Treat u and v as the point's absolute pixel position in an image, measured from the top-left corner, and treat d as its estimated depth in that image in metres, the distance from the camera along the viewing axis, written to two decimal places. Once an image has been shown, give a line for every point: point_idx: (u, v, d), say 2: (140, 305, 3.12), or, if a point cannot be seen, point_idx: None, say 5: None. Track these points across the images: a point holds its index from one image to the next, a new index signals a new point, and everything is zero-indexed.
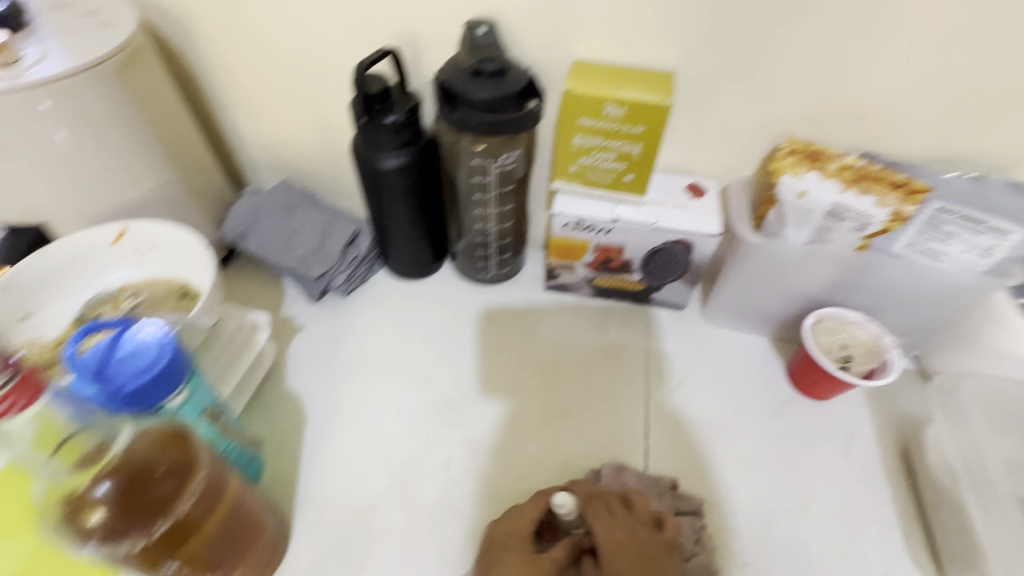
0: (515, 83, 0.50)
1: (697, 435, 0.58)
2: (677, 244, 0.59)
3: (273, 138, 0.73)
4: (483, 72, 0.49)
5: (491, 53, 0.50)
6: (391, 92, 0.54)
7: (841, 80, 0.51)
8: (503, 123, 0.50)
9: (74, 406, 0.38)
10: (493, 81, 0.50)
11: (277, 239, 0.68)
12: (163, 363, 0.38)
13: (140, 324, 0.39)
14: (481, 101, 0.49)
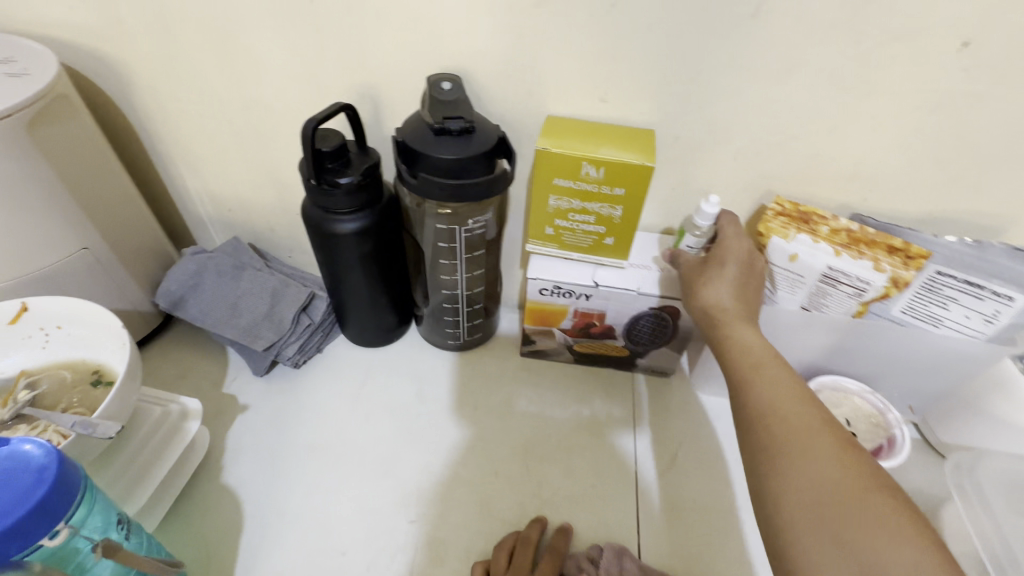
0: (484, 143, 0.46)
1: (693, 523, 0.52)
2: (664, 310, 0.54)
3: (221, 193, 0.67)
4: (448, 131, 0.45)
5: (457, 111, 0.45)
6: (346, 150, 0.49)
7: (829, 140, 0.48)
8: (471, 188, 0.46)
9: None
10: (459, 141, 0.45)
11: (222, 306, 0.61)
12: (40, 496, 0.30)
13: (18, 443, 0.31)
14: (446, 163, 0.45)
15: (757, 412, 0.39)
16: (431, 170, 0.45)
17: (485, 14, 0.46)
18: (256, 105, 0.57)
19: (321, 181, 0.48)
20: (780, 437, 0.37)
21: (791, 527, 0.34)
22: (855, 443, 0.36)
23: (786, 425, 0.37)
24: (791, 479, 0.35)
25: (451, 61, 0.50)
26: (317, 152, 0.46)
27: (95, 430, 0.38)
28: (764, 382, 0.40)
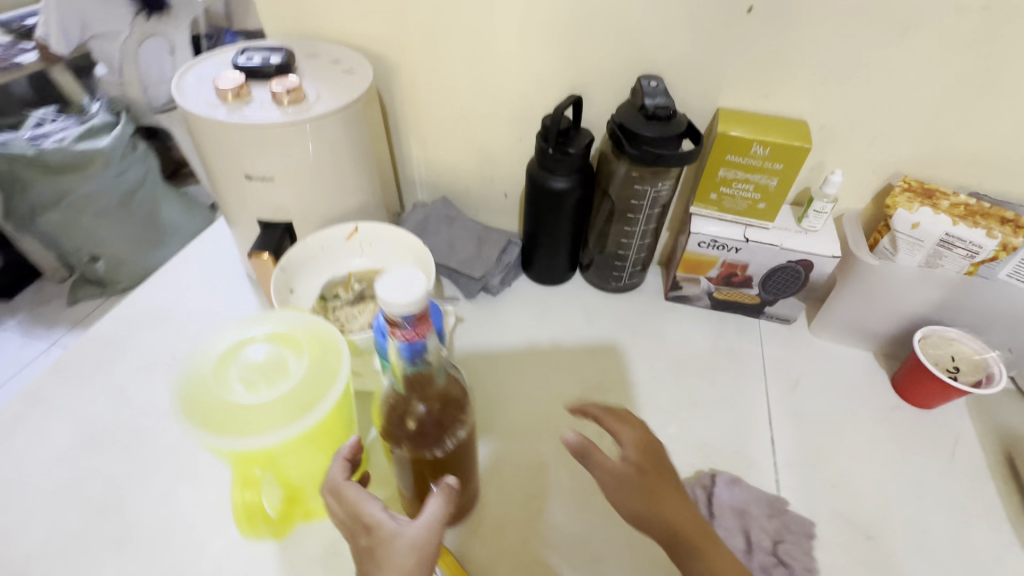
0: (681, 126, 0.62)
1: (816, 428, 0.66)
2: (799, 264, 0.69)
3: (437, 162, 0.88)
4: (653, 117, 0.62)
5: (661, 101, 0.62)
6: (570, 130, 0.66)
7: (956, 132, 0.61)
8: (670, 157, 0.62)
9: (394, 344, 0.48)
10: (664, 123, 0.62)
11: (443, 245, 0.82)
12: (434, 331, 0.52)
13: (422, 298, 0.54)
14: (654, 137, 0.61)
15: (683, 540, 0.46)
16: (641, 143, 0.62)
17: (687, 32, 0.63)
18: (486, 95, 0.77)
19: (554, 150, 0.66)
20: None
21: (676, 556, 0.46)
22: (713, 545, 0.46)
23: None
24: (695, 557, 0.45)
25: (652, 65, 0.67)
26: (557, 129, 0.65)
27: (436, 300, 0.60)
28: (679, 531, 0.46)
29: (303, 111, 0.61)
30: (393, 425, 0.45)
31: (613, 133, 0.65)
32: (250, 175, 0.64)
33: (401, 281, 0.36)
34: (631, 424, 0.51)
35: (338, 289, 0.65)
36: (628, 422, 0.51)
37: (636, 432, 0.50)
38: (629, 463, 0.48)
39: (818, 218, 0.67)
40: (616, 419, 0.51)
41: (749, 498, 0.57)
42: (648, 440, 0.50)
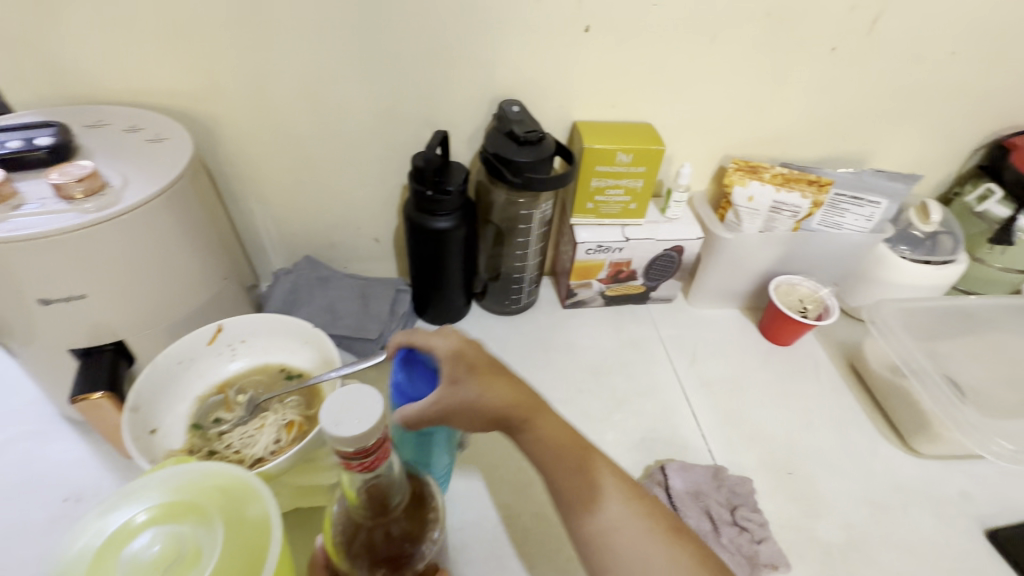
0: (553, 146, 0.63)
1: (722, 390, 0.74)
2: (672, 250, 0.76)
3: (289, 220, 0.77)
4: (525, 143, 0.62)
5: (528, 126, 0.62)
6: (445, 168, 0.63)
7: (762, 116, 0.72)
8: (551, 179, 0.63)
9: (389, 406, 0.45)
10: (537, 147, 0.62)
11: (323, 312, 0.72)
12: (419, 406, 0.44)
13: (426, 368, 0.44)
14: (533, 162, 0.61)
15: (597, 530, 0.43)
16: (522, 170, 0.62)
17: (533, 54, 0.64)
18: (334, 140, 0.69)
19: (433, 191, 0.63)
20: (616, 546, 0.42)
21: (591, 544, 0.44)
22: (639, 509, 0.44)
23: (621, 537, 0.43)
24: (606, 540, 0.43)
25: (505, 89, 0.66)
26: (432, 169, 0.61)
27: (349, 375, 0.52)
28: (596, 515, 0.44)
29: (109, 204, 0.47)
30: (355, 550, 0.37)
31: (489, 164, 0.64)
32: (49, 298, 0.48)
33: (345, 410, 0.29)
34: (489, 375, 0.45)
35: (217, 411, 0.53)
36: (483, 375, 0.44)
37: (476, 385, 0.44)
38: (492, 411, 0.44)
39: (679, 206, 0.75)
40: (464, 358, 0.44)
41: (698, 478, 0.61)
42: (489, 369, 0.45)
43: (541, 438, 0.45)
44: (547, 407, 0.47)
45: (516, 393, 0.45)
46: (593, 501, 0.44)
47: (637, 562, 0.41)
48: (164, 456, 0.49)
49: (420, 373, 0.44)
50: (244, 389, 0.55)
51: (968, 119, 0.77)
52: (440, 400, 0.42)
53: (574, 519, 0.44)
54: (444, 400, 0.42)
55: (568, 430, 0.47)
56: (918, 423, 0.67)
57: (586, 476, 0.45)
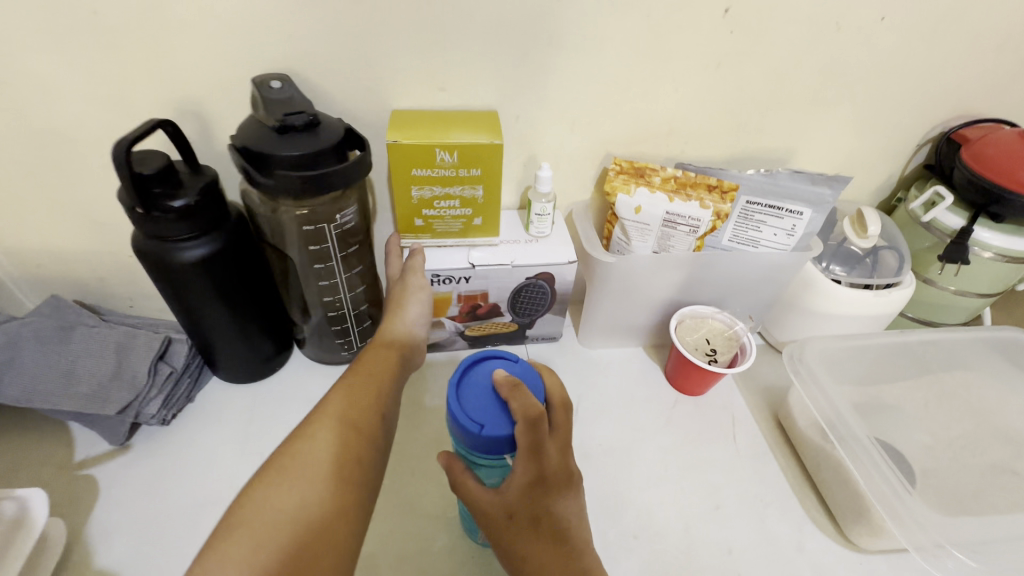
0: (334, 133, 0.45)
1: (606, 464, 0.56)
2: (539, 278, 0.56)
3: (22, 246, 0.56)
4: (291, 128, 0.43)
5: (294, 107, 0.44)
6: (174, 172, 0.44)
7: (645, 102, 0.56)
8: (328, 180, 0.44)
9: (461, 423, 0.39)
10: (307, 135, 0.44)
11: (48, 377, 0.52)
12: (488, 438, 0.38)
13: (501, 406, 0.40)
14: (296, 156, 0.43)
15: None
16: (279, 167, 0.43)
17: (307, 14, 0.45)
18: (46, 135, 0.49)
19: (150, 209, 0.43)
20: None
21: None
22: None
23: None
24: None
25: (280, 64, 0.48)
26: (138, 177, 0.42)
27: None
28: None
29: None
30: None
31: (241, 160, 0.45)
32: None
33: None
34: (547, 532, 0.38)
35: None
36: (541, 531, 0.38)
37: (529, 534, 0.38)
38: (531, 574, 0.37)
39: (544, 221, 0.56)
40: (536, 499, 0.38)
41: None
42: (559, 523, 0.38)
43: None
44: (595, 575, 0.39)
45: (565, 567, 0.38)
46: None
47: None
48: None
49: (487, 405, 0.40)
50: None
51: (908, 108, 0.61)
52: (488, 510, 0.38)
53: None
54: (491, 520, 0.38)
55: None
56: (855, 506, 0.50)
57: None
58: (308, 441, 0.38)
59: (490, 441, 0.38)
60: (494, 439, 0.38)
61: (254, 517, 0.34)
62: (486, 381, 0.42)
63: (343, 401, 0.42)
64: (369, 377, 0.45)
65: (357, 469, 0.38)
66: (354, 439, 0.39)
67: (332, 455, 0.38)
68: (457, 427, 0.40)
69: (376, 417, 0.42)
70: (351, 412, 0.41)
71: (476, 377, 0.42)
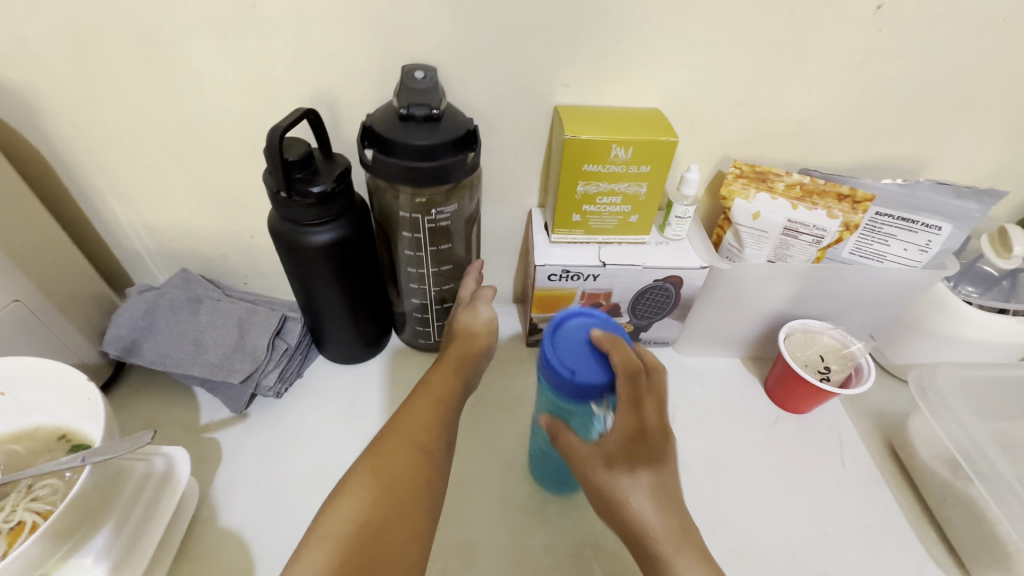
0: (456, 126, 0.46)
1: (705, 476, 0.54)
2: (669, 281, 0.56)
3: (160, 222, 0.61)
4: (415, 118, 0.45)
5: (425, 98, 0.45)
6: (313, 159, 0.46)
7: (773, 103, 0.53)
8: (443, 172, 0.45)
9: (555, 363, 0.40)
10: (428, 126, 0.45)
11: (181, 344, 0.56)
12: (581, 385, 0.39)
13: (597, 356, 0.40)
14: (418, 146, 0.44)
15: None
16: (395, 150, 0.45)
17: (444, 8, 0.45)
18: (194, 120, 0.52)
19: (291, 193, 0.45)
20: None
21: None
22: None
23: None
24: None
25: (411, 56, 0.48)
26: (284, 162, 0.44)
27: (114, 456, 0.36)
28: None
29: None
30: None
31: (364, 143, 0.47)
32: None
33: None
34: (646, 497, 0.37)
35: None
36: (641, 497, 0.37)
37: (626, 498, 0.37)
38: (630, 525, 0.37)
39: (682, 225, 0.55)
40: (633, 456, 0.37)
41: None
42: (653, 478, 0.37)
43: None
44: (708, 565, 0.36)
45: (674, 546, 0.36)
46: None
47: None
48: None
49: (582, 353, 0.40)
50: None
51: None
52: (586, 462, 0.38)
53: None
54: (590, 471, 0.38)
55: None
56: (989, 550, 0.46)
57: None
58: (383, 459, 0.39)
59: (581, 386, 0.39)
60: (584, 385, 0.39)
61: (326, 525, 0.35)
62: (581, 332, 0.42)
63: (412, 423, 0.42)
64: (436, 399, 0.45)
65: (426, 491, 0.38)
66: (422, 460, 0.40)
67: (400, 471, 0.38)
68: (548, 370, 0.41)
69: (442, 442, 0.42)
70: (419, 434, 0.41)
71: (571, 328, 0.42)
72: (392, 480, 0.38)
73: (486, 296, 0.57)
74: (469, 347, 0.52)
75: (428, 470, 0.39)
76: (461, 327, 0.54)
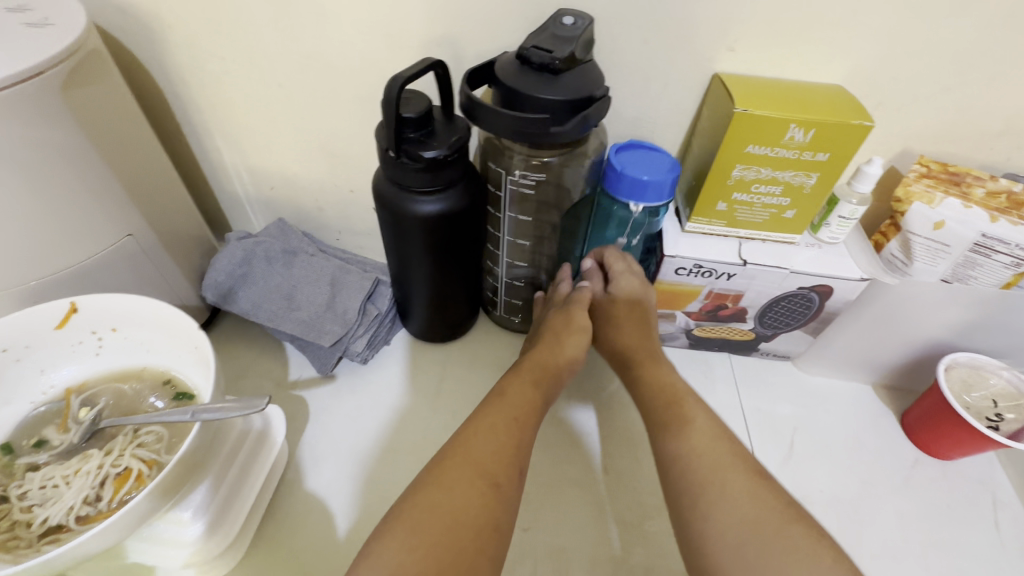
0: (578, 88, 0.38)
1: (828, 516, 0.48)
2: (815, 290, 0.48)
3: (264, 168, 0.59)
4: (531, 62, 0.38)
5: (553, 43, 0.38)
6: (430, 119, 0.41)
7: (988, 90, 0.43)
8: (551, 138, 0.39)
9: (621, 175, 0.44)
10: (543, 79, 0.38)
11: (275, 296, 0.54)
12: (648, 183, 0.43)
13: (653, 163, 0.44)
14: (528, 99, 0.38)
15: (714, 519, 0.35)
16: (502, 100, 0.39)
17: None
18: (311, 59, 0.49)
19: (400, 154, 0.41)
20: (718, 489, 0.35)
21: (714, 497, 0.35)
22: (765, 473, 0.36)
23: (707, 468, 0.37)
24: (721, 502, 0.35)
25: (557, 3, 0.42)
26: (399, 118, 0.40)
27: (221, 415, 0.34)
28: (696, 451, 0.38)
29: None
30: None
31: (469, 83, 0.41)
32: None
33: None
34: (633, 322, 0.48)
35: (46, 427, 0.37)
36: (622, 327, 0.49)
37: (613, 332, 0.49)
38: (614, 348, 0.49)
39: (842, 227, 0.47)
40: (622, 312, 0.49)
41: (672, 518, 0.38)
42: (633, 315, 0.49)
43: (734, 516, 0.34)
44: (756, 478, 0.36)
45: (651, 363, 0.46)
46: (721, 487, 0.35)
47: (742, 515, 0.34)
48: None
49: (639, 162, 0.44)
50: (94, 401, 0.38)
51: None
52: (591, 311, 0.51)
53: (701, 517, 0.35)
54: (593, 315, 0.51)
55: (773, 504, 0.34)
56: None
57: (729, 471, 0.36)
58: (445, 491, 0.34)
59: (650, 187, 0.43)
60: (651, 185, 0.43)
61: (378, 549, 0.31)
62: (632, 154, 0.45)
63: (482, 446, 0.37)
64: (510, 415, 0.40)
65: (496, 538, 0.33)
66: (493, 497, 0.35)
67: (461, 505, 0.33)
68: (615, 182, 0.44)
69: (515, 475, 0.37)
70: (490, 462, 0.36)
71: (626, 152, 0.46)
72: (450, 522, 0.33)
73: (582, 297, 0.50)
74: (552, 359, 0.46)
75: (495, 511, 0.34)
76: (551, 333, 0.48)
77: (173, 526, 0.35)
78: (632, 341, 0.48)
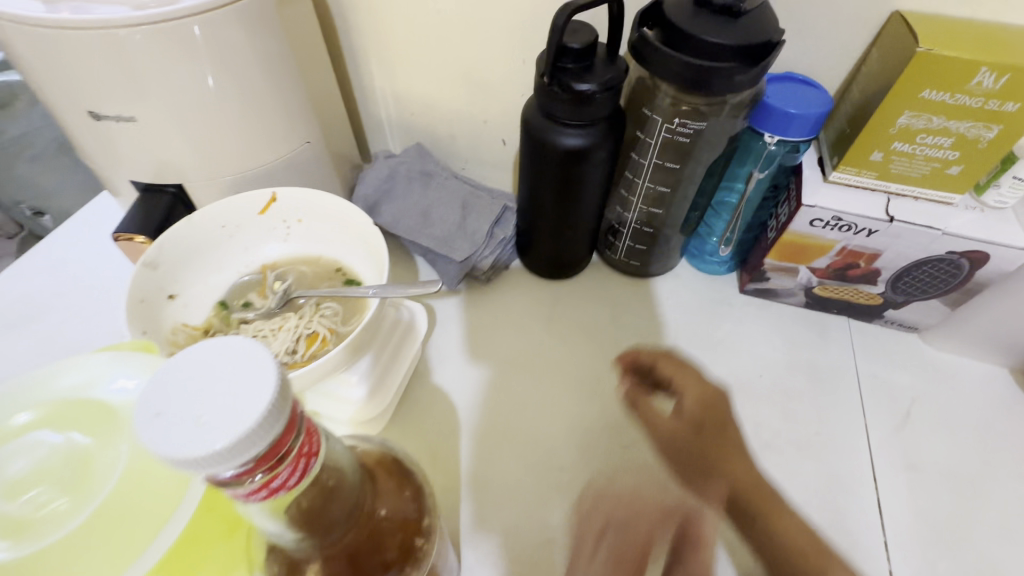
0: (751, 32, 0.38)
1: (939, 488, 0.47)
2: (965, 257, 0.45)
3: (408, 94, 0.63)
4: (709, 5, 0.38)
5: None
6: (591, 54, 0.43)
7: None
8: (718, 83, 0.39)
9: (769, 107, 0.44)
10: (715, 20, 0.38)
11: (413, 213, 0.60)
12: (798, 117, 0.43)
13: (804, 95, 0.44)
14: (697, 42, 0.38)
15: None
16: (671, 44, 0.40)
17: None
18: None
19: (554, 81, 0.43)
20: None
21: None
22: None
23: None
24: None
25: None
26: (562, 47, 0.41)
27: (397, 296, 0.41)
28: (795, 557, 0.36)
29: (165, 3, 0.39)
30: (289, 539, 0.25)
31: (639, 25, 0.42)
32: (103, 114, 0.43)
33: (164, 394, 0.19)
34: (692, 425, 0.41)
35: (249, 292, 0.45)
36: (686, 426, 0.41)
37: (717, 443, 0.40)
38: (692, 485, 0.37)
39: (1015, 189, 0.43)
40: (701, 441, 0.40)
41: None
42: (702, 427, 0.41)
43: None
44: None
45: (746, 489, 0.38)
46: None
47: None
48: (175, 331, 0.41)
49: (789, 94, 0.44)
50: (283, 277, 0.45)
51: None
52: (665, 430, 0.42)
53: None
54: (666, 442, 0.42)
55: None
56: None
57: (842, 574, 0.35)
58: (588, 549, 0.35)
59: (799, 121, 0.43)
60: (801, 119, 0.43)
61: None
62: (782, 85, 0.45)
63: None
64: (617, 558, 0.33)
65: None
66: None
67: None
68: (762, 114, 0.45)
69: None
70: None
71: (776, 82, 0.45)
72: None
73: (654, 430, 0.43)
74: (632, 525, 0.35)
75: None
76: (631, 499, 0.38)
77: (341, 384, 0.43)
78: (709, 448, 0.40)
